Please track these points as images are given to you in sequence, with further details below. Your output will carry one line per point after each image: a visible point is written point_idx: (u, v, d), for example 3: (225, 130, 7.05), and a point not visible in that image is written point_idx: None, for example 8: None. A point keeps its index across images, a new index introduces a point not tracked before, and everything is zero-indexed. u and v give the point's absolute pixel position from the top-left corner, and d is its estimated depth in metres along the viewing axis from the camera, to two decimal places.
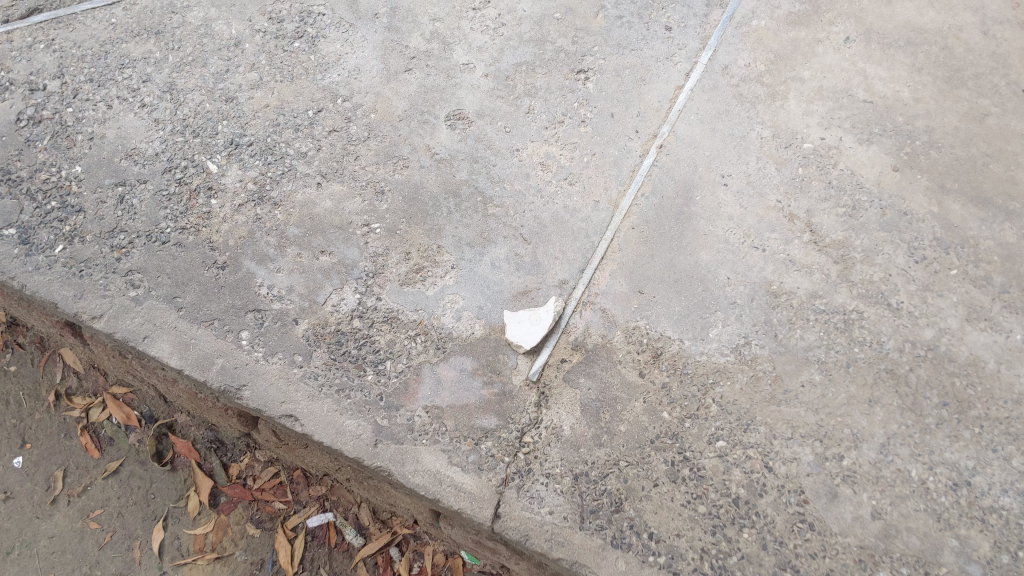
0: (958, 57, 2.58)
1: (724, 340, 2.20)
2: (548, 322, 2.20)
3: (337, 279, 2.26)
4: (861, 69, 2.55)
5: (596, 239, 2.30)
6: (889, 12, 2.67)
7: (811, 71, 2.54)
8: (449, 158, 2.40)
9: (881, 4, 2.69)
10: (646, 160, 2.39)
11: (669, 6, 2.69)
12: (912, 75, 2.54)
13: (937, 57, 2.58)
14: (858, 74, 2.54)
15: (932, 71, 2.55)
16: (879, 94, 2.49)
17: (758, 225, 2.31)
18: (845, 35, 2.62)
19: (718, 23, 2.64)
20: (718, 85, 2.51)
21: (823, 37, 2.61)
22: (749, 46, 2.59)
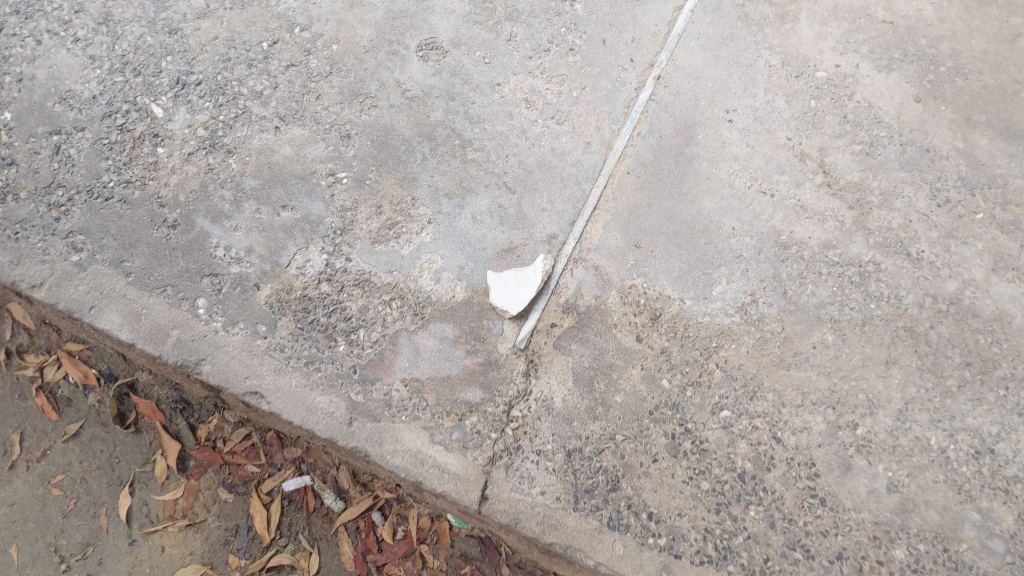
0: None
1: (729, 298, 2.01)
2: (537, 284, 2.00)
3: (301, 237, 2.04)
4: None
5: (587, 186, 2.09)
6: None
7: None
8: (422, 96, 2.15)
9: None
10: (642, 94, 2.14)
11: None
12: None
13: None
14: None
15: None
16: (901, 13, 2.23)
17: (765, 167, 2.08)
18: None
19: None
20: (722, 5, 2.24)
21: None
22: None
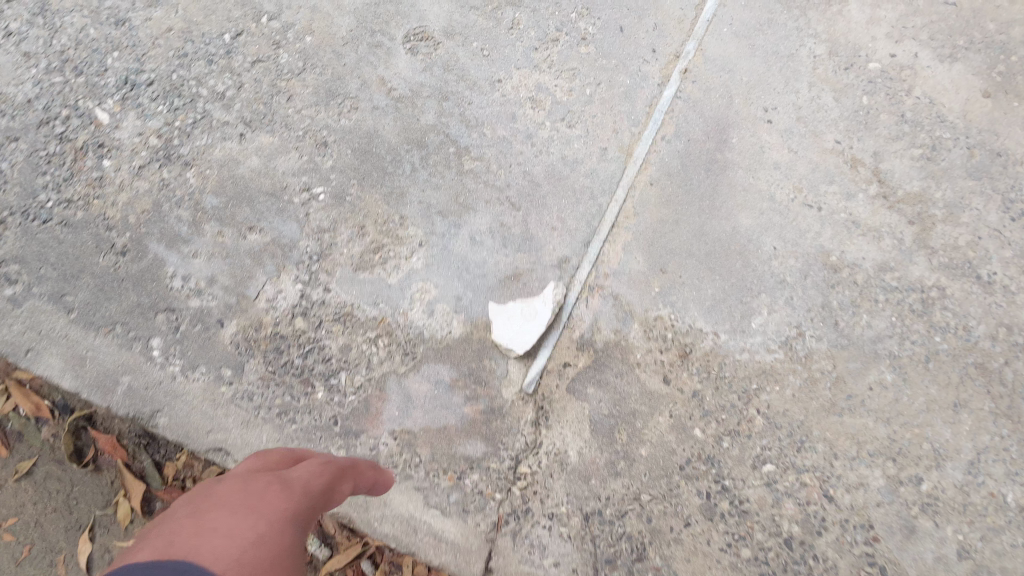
0: None
1: (771, 332, 1.72)
2: (546, 318, 1.70)
3: (272, 264, 1.75)
4: None
5: (604, 200, 1.79)
6: None
7: None
8: (411, 95, 1.84)
9: None
10: (667, 90, 1.84)
11: None
12: None
13: None
14: None
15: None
16: None
17: (811, 175, 1.78)
18: None
19: None
20: None
21: None
22: None
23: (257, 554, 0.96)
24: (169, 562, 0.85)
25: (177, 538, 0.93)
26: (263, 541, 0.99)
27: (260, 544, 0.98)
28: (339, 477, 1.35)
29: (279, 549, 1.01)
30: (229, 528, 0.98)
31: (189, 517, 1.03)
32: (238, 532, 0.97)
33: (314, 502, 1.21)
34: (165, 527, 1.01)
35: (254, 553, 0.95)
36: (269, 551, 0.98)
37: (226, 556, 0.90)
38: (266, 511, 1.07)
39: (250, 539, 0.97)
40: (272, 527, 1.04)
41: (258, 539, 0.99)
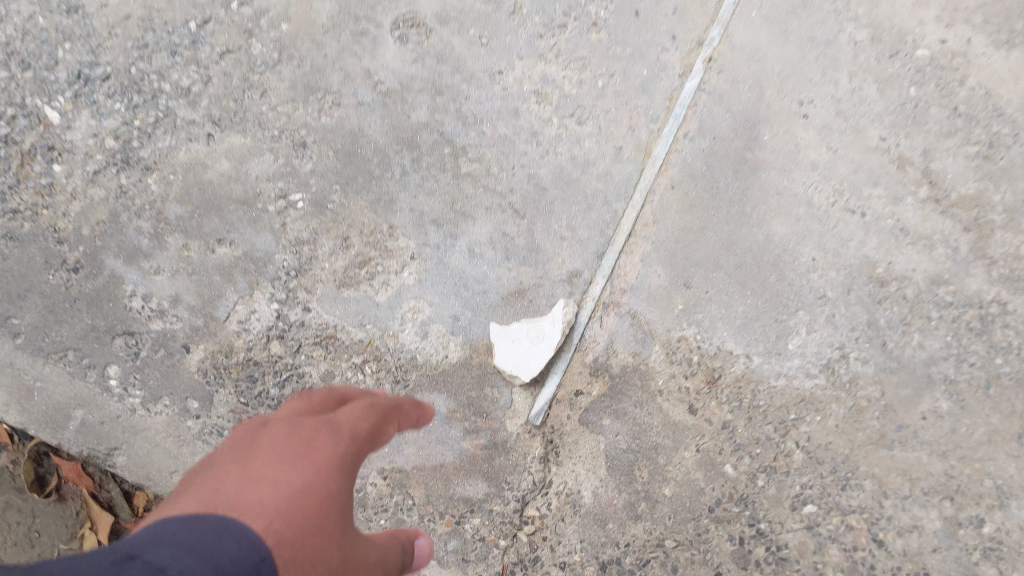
0: None
1: (811, 354, 1.52)
2: (556, 342, 1.51)
3: (243, 281, 1.55)
4: None
5: (620, 205, 1.59)
6: None
7: None
8: (401, 88, 1.62)
9: None
10: (689, 82, 1.61)
11: None
12: None
13: None
14: None
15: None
16: None
17: (854, 177, 1.58)
18: None
19: None
20: None
21: None
22: None
23: (302, 507, 0.82)
24: (197, 524, 0.71)
25: (213, 488, 0.80)
26: (311, 492, 0.84)
27: (308, 493, 0.83)
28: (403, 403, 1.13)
29: (334, 496, 0.87)
30: (275, 475, 0.84)
31: (232, 458, 0.89)
32: (282, 483, 0.83)
33: (381, 429, 1.04)
34: (206, 470, 0.88)
35: (301, 507, 0.81)
36: (321, 503, 0.84)
37: (263, 518, 0.77)
38: (317, 455, 0.90)
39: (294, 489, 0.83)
40: (327, 466, 0.89)
41: (308, 490, 0.84)
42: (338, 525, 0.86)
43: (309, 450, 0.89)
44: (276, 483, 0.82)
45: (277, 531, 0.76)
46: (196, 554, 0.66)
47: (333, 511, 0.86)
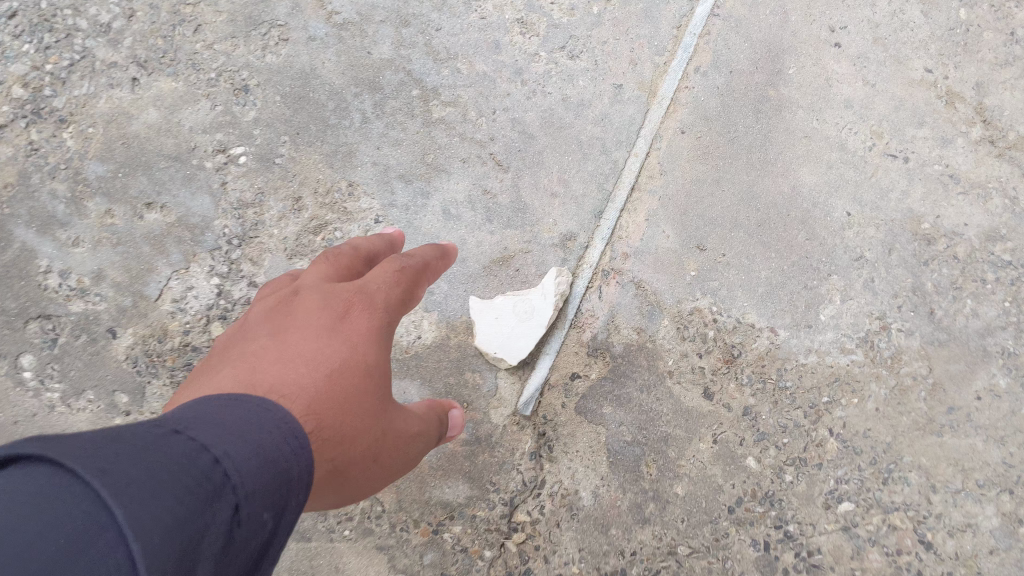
0: None
1: (847, 326, 1.30)
2: (547, 319, 1.29)
3: (178, 251, 1.31)
4: None
5: (621, 154, 1.35)
6: None
7: None
8: (360, 19, 1.39)
9: None
10: (700, 7, 1.39)
11: None
12: None
13: None
14: None
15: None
16: None
17: (894, 116, 1.34)
18: None
19: None
20: None
21: None
22: None
23: (334, 393, 0.79)
24: (236, 405, 0.67)
25: (246, 366, 0.77)
26: (346, 368, 0.82)
27: (339, 378, 0.80)
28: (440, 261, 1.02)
29: (369, 371, 0.84)
30: (310, 352, 0.81)
31: (267, 324, 0.85)
32: (319, 360, 0.80)
33: (419, 290, 0.99)
34: (237, 342, 0.84)
35: (334, 386, 0.79)
36: (357, 381, 0.82)
37: (298, 406, 0.73)
38: (349, 332, 0.85)
39: (325, 374, 0.79)
40: (361, 338, 0.85)
41: (342, 367, 0.81)
42: (371, 399, 0.84)
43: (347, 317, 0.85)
44: (312, 362, 0.79)
45: (312, 416, 0.74)
46: (237, 436, 0.62)
47: (366, 387, 0.83)
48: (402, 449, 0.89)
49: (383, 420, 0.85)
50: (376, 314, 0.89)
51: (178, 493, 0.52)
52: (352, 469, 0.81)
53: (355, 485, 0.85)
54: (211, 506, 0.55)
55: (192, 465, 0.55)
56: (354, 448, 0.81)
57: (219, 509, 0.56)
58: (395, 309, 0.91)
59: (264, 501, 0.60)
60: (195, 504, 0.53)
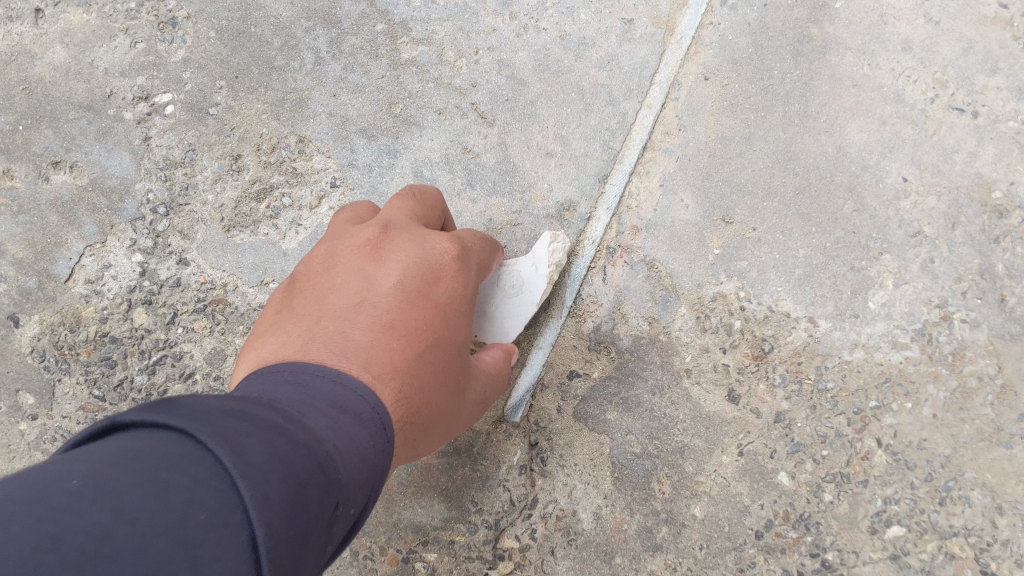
0: None
1: (900, 314, 1.07)
2: (537, 296, 1.06)
3: (91, 221, 1.08)
4: None
5: (630, 106, 1.12)
6: None
7: None
8: None
9: None
10: None
11: None
12: None
13: None
14: None
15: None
16: None
17: (962, 61, 1.10)
18: None
19: None
20: None
21: None
22: None
23: (428, 367, 0.73)
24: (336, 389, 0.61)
25: (338, 327, 0.69)
26: (440, 337, 0.75)
27: (433, 356, 0.74)
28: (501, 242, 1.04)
29: (456, 341, 0.78)
30: (406, 315, 0.73)
31: (349, 269, 0.77)
32: (415, 327, 0.73)
33: (488, 254, 0.94)
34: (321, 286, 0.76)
35: (429, 359, 0.73)
36: (446, 352, 0.76)
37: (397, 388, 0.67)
38: (442, 297, 0.78)
39: (422, 347, 0.72)
40: (451, 305, 0.78)
41: (437, 335, 0.75)
42: (454, 371, 0.78)
43: (440, 279, 0.78)
44: (410, 330, 0.72)
45: (405, 402, 0.68)
46: (340, 419, 0.57)
47: (452, 357, 0.77)
48: (463, 419, 0.84)
49: (459, 391, 0.79)
50: (466, 277, 0.82)
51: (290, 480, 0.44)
52: (423, 442, 0.75)
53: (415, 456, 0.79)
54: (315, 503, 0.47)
55: (302, 451, 0.48)
56: (432, 422, 0.75)
57: (325, 509, 0.48)
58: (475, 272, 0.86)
59: (354, 499, 0.54)
60: (308, 499, 0.46)
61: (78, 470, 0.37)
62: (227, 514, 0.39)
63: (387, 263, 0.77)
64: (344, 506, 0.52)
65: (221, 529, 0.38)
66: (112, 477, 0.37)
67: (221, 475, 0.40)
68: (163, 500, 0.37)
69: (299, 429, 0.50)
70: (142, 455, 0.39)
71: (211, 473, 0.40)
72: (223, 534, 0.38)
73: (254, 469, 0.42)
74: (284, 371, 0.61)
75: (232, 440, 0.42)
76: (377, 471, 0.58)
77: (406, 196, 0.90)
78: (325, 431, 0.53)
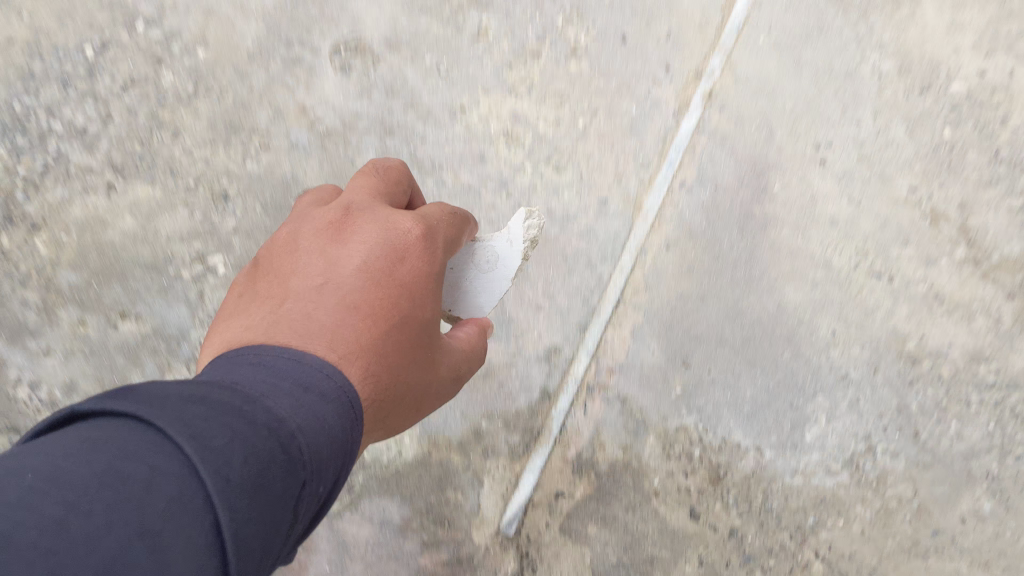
0: None
1: (832, 446, 1.28)
2: (512, 272, 1.06)
3: (152, 363, 1.28)
4: None
5: (606, 270, 1.33)
6: None
7: None
8: (343, 127, 1.33)
9: None
10: (686, 124, 1.33)
11: None
12: None
13: None
14: None
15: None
16: None
17: (881, 236, 1.30)
18: None
19: None
20: None
21: None
22: None
23: (397, 346, 0.75)
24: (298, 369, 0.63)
25: (302, 307, 0.72)
26: (403, 316, 0.77)
27: (402, 336, 0.76)
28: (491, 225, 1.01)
29: (427, 317, 0.80)
30: (370, 295, 0.75)
31: (313, 250, 0.78)
32: (373, 305, 0.75)
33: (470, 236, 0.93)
34: (286, 267, 0.78)
35: (393, 339, 0.75)
36: (415, 331, 0.78)
37: (361, 366, 0.69)
38: (410, 274, 0.79)
39: (389, 328, 0.74)
40: (420, 281, 0.80)
41: (403, 314, 0.76)
42: (425, 351, 0.80)
43: (406, 257, 0.80)
44: (369, 310, 0.74)
45: (371, 381, 0.70)
46: (303, 396, 0.60)
47: (419, 331, 0.78)
48: (439, 399, 0.86)
49: (432, 367, 0.81)
50: (434, 256, 0.82)
51: (252, 460, 0.49)
52: (392, 423, 0.78)
53: (390, 433, 0.81)
54: (279, 479, 0.51)
55: (264, 433, 0.52)
56: (398, 408, 0.76)
57: (289, 486, 0.52)
58: (443, 252, 0.85)
59: (319, 474, 0.58)
60: (271, 478, 0.50)
61: (35, 464, 0.42)
62: (189, 499, 0.44)
63: (351, 245, 0.78)
64: (309, 482, 0.56)
65: (179, 515, 0.43)
66: (68, 470, 0.42)
67: (179, 461, 0.45)
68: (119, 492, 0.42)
69: (261, 410, 0.54)
70: (100, 445, 0.44)
71: (169, 462, 0.45)
72: (184, 521, 0.43)
73: (213, 455, 0.47)
74: (244, 351, 0.64)
75: (191, 425, 0.47)
76: (344, 445, 0.61)
77: (384, 175, 0.90)
78: (290, 407, 0.57)
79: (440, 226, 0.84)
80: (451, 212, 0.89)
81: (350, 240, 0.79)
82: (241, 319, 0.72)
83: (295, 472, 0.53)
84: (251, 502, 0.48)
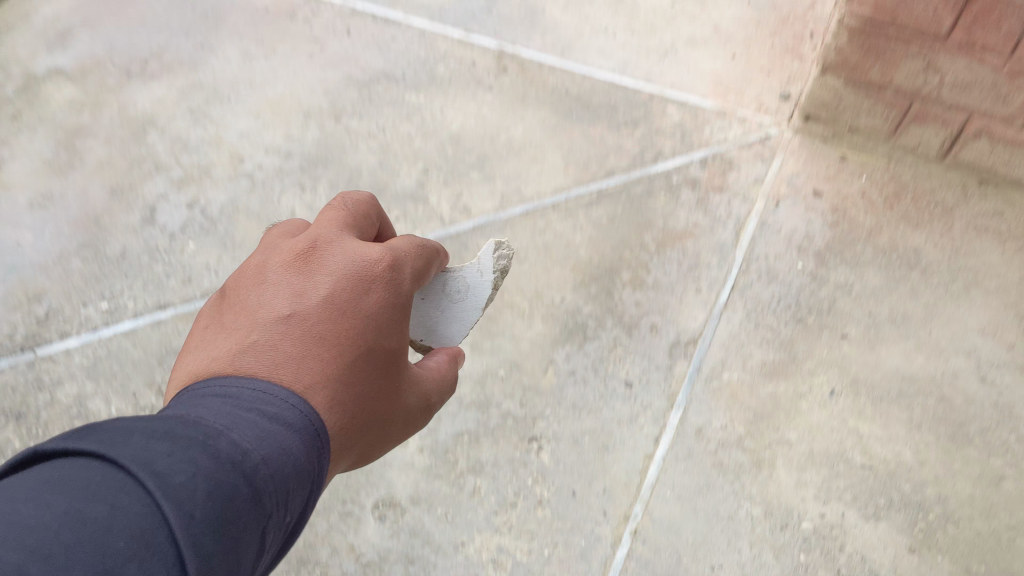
0: (958, 408, 1.96)
1: None
2: (480, 293, 1.67)
3: None
4: (855, 377, 2.00)
5: None
6: (874, 357, 2.02)
7: (815, 386, 2.00)
8: (379, 561, 1.89)
9: (882, 294, 2.10)
10: (619, 551, 1.86)
11: (649, 305, 2.11)
12: (911, 431, 1.94)
13: (936, 411, 1.96)
14: (871, 403, 1.98)
15: (933, 425, 1.94)
16: (879, 458, 1.92)
17: None
18: (844, 334, 2.05)
19: (702, 345, 2.05)
20: (694, 454, 1.94)
21: (838, 339, 2.05)
22: (743, 364, 2.03)
23: (353, 373, 1.10)
24: (270, 399, 0.96)
25: (277, 342, 1.06)
26: (364, 348, 1.13)
27: (357, 366, 1.11)
28: (443, 251, 1.41)
29: (378, 344, 1.16)
30: (330, 333, 1.11)
31: (284, 293, 1.14)
32: (336, 337, 1.11)
33: (426, 276, 1.33)
34: (265, 304, 1.12)
35: (354, 372, 1.10)
36: (369, 361, 1.14)
37: (325, 391, 1.04)
38: (360, 314, 1.15)
39: (344, 361, 1.10)
40: (371, 319, 1.16)
41: (357, 346, 1.13)
42: (380, 377, 1.16)
43: (360, 299, 1.16)
44: (332, 341, 1.10)
45: (335, 402, 1.05)
46: (270, 425, 0.92)
47: (373, 358, 1.15)
48: (401, 425, 1.23)
49: (390, 380, 1.18)
50: (383, 288, 1.20)
51: (208, 501, 0.75)
52: (361, 450, 1.13)
53: (371, 440, 1.16)
54: (234, 505, 0.78)
55: (226, 467, 0.80)
56: (364, 433, 1.12)
57: (247, 502, 0.80)
58: (400, 282, 1.23)
59: (286, 494, 0.88)
60: (229, 500, 0.78)
61: (21, 506, 0.67)
62: (148, 537, 0.68)
63: (318, 281, 1.16)
64: (270, 503, 0.85)
65: (139, 549, 0.67)
66: (42, 517, 0.66)
67: (138, 501, 0.70)
68: (84, 530, 0.66)
69: (228, 441, 0.84)
70: (75, 492, 0.69)
71: (128, 502, 0.70)
72: (142, 553, 0.67)
73: (171, 494, 0.72)
74: (235, 379, 0.99)
75: (155, 466, 0.74)
76: (309, 458, 0.94)
77: (342, 229, 1.28)
78: (251, 444, 0.86)
79: (394, 270, 1.22)
80: (412, 246, 1.29)
81: (316, 281, 1.16)
82: (233, 341, 1.07)
83: (253, 489, 0.82)
84: (213, 521, 0.74)
